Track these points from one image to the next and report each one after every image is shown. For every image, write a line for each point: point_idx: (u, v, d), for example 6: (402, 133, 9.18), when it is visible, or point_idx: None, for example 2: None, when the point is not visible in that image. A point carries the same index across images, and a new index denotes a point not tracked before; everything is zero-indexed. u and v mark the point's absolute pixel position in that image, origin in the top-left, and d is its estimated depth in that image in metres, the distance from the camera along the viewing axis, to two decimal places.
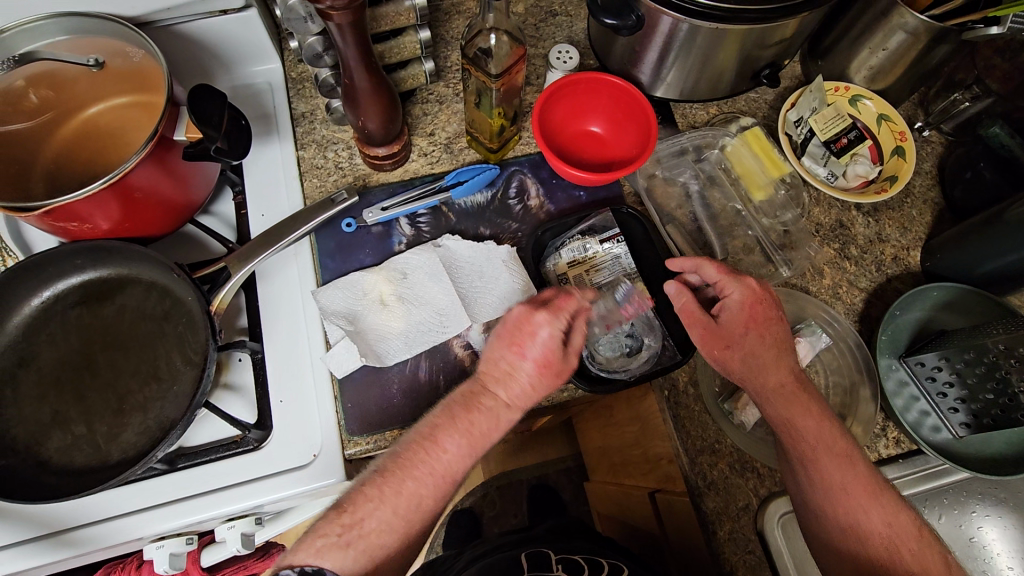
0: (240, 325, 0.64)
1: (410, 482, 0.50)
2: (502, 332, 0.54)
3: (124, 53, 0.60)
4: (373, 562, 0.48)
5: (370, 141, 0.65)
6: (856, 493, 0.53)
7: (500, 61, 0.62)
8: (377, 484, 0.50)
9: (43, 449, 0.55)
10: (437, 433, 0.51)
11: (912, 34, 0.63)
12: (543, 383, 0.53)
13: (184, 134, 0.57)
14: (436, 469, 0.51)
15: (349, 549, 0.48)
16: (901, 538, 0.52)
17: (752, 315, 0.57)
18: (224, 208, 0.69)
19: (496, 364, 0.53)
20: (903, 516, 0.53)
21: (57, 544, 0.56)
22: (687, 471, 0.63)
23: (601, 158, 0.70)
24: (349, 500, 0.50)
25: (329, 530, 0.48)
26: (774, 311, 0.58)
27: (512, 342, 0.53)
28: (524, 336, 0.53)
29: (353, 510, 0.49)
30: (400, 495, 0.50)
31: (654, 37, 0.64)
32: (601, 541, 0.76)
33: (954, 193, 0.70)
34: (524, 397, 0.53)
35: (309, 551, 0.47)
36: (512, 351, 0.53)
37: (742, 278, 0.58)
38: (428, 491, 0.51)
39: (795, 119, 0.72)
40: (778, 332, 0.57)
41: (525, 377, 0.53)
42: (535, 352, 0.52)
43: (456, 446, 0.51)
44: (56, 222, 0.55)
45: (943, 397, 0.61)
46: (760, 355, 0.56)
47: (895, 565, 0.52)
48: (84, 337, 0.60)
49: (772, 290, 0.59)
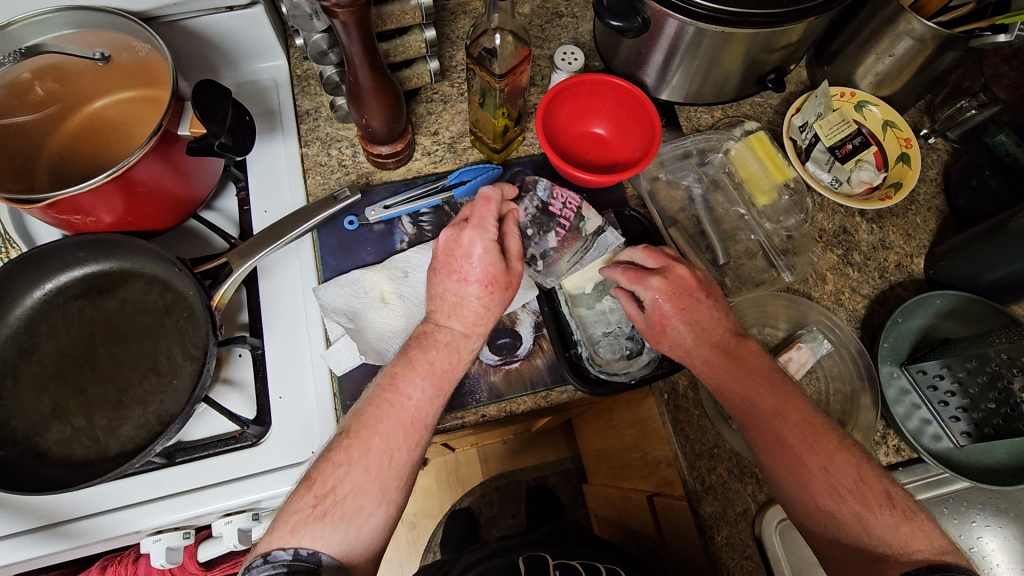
0: (241, 321, 0.64)
1: (378, 439, 0.49)
2: (437, 267, 0.57)
3: (130, 48, 0.61)
4: (355, 525, 0.47)
5: (374, 139, 0.65)
6: (790, 437, 0.51)
7: (505, 61, 0.62)
8: (343, 448, 0.49)
9: (42, 441, 0.55)
10: (396, 381, 0.52)
11: (919, 40, 0.63)
12: (497, 297, 0.56)
13: (189, 129, 0.57)
14: (403, 419, 0.51)
15: (326, 519, 0.46)
16: (841, 481, 0.49)
17: (669, 308, 0.56)
18: (227, 203, 0.70)
19: (440, 299, 0.56)
20: (843, 456, 0.50)
21: (55, 536, 0.56)
22: (686, 475, 0.63)
23: (605, 160, 0.70)
24: (317, 471, 0.48)
25: (302, 503, 0.47)
26: (693, 297, 0.57)
27: (450, 270, 0.56)
28: (459, 262, 0.56)
29: (323, 481, 0.48)
30: (368, 454, 0.49)
31: (660, 39, 0.64)
32: (599, 545, 0.76)
33: (959, 201, 0.70)
34: (477, 320, 0.56)
35: (285, 530, 0.45)
36: (453, 279, 0.56)
37: (647, 279, 0.57)
38: (396, 445, 0.50)
39: (800, 124, 0.72)
40: (703, 314, 0.56)
41: (476, 300, 0.56)
42: (473, 274, 0.55)
43: (419, 391, 0.52)
44: (60, 214, 0.55)
45: (944, 405, 0.60)
46: (684, 344, 0.56)
47: (840, 507, 0.48)
48: (86, 330, 0.60)
49: (683, 276, 0.57)
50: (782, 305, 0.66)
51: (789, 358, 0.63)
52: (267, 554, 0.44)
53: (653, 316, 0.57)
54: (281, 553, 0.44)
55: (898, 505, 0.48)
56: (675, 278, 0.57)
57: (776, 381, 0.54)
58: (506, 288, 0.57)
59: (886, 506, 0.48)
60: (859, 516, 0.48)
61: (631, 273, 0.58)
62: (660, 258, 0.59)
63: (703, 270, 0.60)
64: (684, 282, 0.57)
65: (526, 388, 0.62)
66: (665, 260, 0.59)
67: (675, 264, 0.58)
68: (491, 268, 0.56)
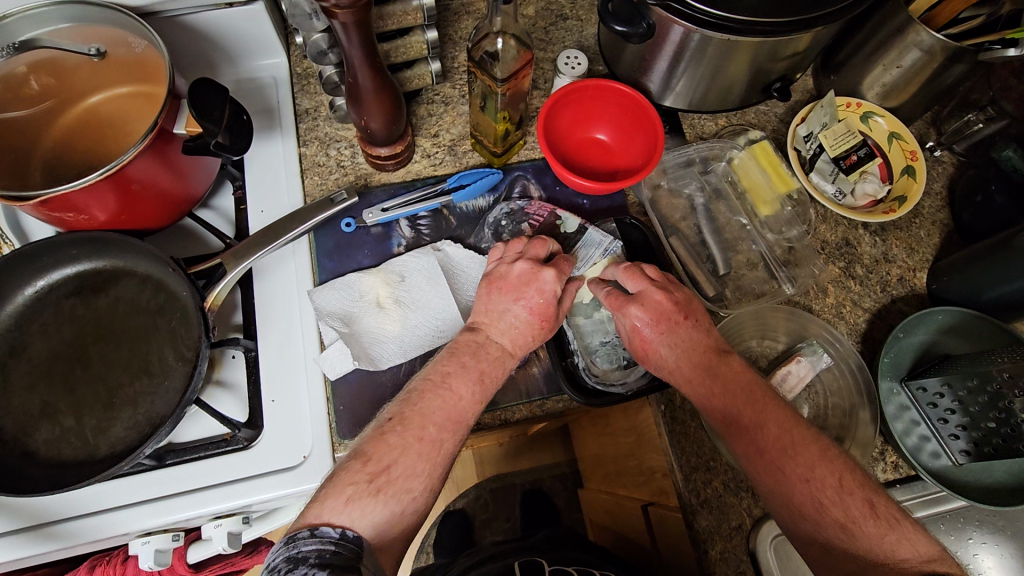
0: (234, 322, 0.63)
1: (432, 428, 0.51)
2: (500, 289, 0.58)
3: (126, 42, 0.60)
4: (402, 505, 0.48)
5: (373, 140, 0.65)
6: (770, 449, 0.50)
7: (507, 65, 0.61)
8: (397, 432, 0.50)
9: (31, 441, 0.55)
10: (448, 379, 0.53)
11: (927, 52, 0.62)
12: (544, 332, 0.58)
13: (184, 128, 0.56)
14: (453, 415, 0.52)
15: (379, 495, 0.47)
16: (821, 491, 0.48)
17: (649, 334, 0.57)
18: (224, 202, 0.69)
19: (498, 317, 0.57)
20: (824, 466, 0.49)
21: (42, 537, 0.56)
22: (682, 487, 0.62)
23: (607, 167, 0.69)
24: (371, 448, 0.49)
25: (357, 477, 0.47)
26: (672, 323, 0.57)
27: (518, 296, 0.57)
28: (530, 291, 0.57)
29: (379, 458, 0.48)
30: (422, 440, 0.50)
31: (665, 46, 0.63)
32: (594, 551, 0.75)
33: (964, 215, 0.69)
34: (525, 342, 0.57)
35: (338, 500, 0.46)
36: (519, 304, 0.57)
37: (625, 307, 0.58)
38: (447, 435, 0.51)
39: (805, 134, 0.71)
40: (682, 336, 0.57)
41: (528, 324, 0.57)
42: (538, 305, 0.57)
43: (469, 393, 0.53)
44: (52, 212, 0.54)
45: (944, 423, 0.59)
46: (666, 365, 0.57)
47: (820, 514, 0.47)
48: (78, 329, 0.59)
49: (661, 303, 0.57)
50: (783, 318, 0.66)
51: (789, 371, 0.62)
52: (314, 528, 0.44)
53: (634, 341, 0.58)
54: (329, 530, 0.44)
55: (881, 513, 0.46)
56: (651, 304, 0.57)
57: (759, 397, 0.53)
58: (551, 329, 0.58)
59: (869, 516, 0.46)
60: (843, 524, 0.47)
61: (613, 298, 0.59)
62: (638, 281, 0.59)
63: (681, 289, 0.59)
64: (660, 306, 0.57)
65: (522, 397, 0.62)
66: (642, 283, 0.59)
67: (652, 288, 0.58)
68: (551, 309, 0.57)
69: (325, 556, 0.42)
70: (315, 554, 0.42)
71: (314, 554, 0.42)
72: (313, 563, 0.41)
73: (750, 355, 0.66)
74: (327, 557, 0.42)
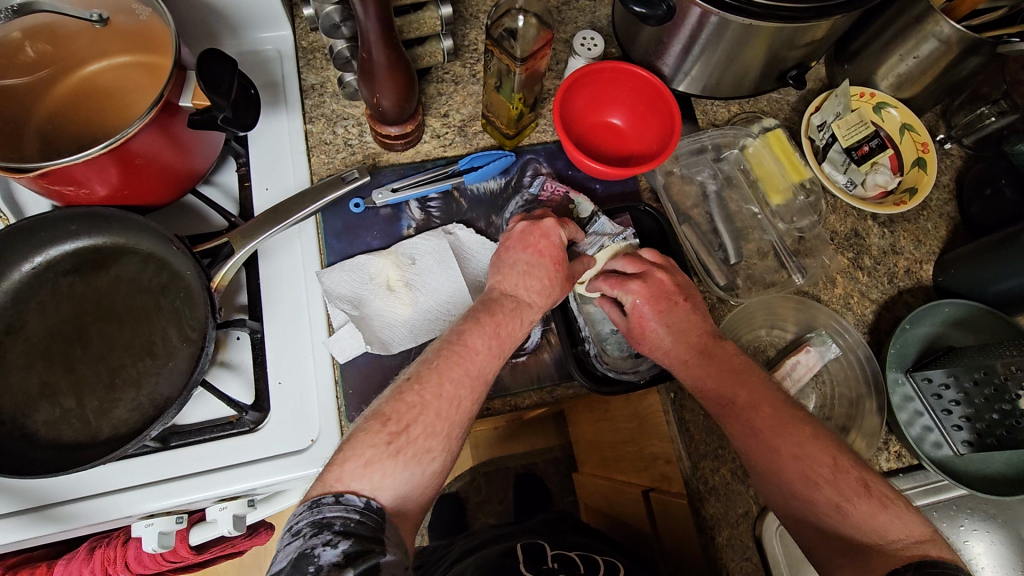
0: (239, 303, 0.62)
1: (449, 385, 0.50)
2: (509, 245, 0.59)
3: (128, 10, 0.56)
4: (422, 466, 0.48)
5: (383, 118, 0.63)
6: (766, 428, 0.51)
7: (525, 45, 0.59)
8: (414, 391, 0.50)
9: (31, 421, 0.53)
10: (464, 336, 0.53)
11: (945, 43, 0.61)
12: (559, 276, 0.58)
13: (190, 100, 0.55)
14: (470, 370, 0.52)
15: (398, 457, 0.47)
16: (816, 469, 0.49)
17: (649, 312, 0.58)
18: (227, 178, 0.67)
19: (510, 270, 0.58)
20: (813, 444, 0.49)
21: (42, 520, 0.55)
22: (688, 476, 0.64)
23: (620, 152, 0.68)
24: (390, 408, 0.49)
25: (377, 439, 0.47)
26: (677, 297, 0.59)
27: (526, 245, 0.59)
28: (537, 239, 0.59)
29: (398, 418, 0.48)
30: (440, 398, 0.50)
31: (682, 29, 0.62)
32: (593, 535, 0.75)
33: (971, 208, 0.70)
34: (542, 288, 0.57)
35: (359, 463, 0.45)
36: (528, 252, 0.58)
37: (626, 284, 0.59)
38: (465, 392, 0.51)
39: (819, 123, 0.71)
40: (680, 318, 0.58)
41: (542, 271, 0.58)
42: (546, 249, 0.58)
43: (486, 346, 0.53)
44: (51, 184, 0.52)
45: (948, 414, 0.60)
46: (662, 348, 0.58)
47: (815, 496, 0.48)
48: (76, 307, 0.57)
49: (663, 275, 0.59)
50: (792, 308, 0.66)
51: (797, 361, 0.63)
52: (339, 495, 0.44)
53: (633, 321, 0.59)
54: (354, 498, 0.44)
55: (873, 493, 0.47)
56: (654, 282, 0.59)
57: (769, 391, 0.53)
58: (566, 276, 0.59)
59: (857, 490, 0.47)
60: (838, 506, 0.47)
61: (612, 279, 0.60)
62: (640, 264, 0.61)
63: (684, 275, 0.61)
64: (662, 286, 0.59)
65: (532, 383, 0.62)
66: (643, 265, 0.60)
67: (654, 269, 0.60)
68: (560, 252, 0.59)
69: (349, 525, 0.42)
70: (340, 521, 0.42)
71: (339, 521, 0.42)
72: (338, 531, 0.41)
73: (758, 344, 0.66)
74: (350, 526, 0.42)
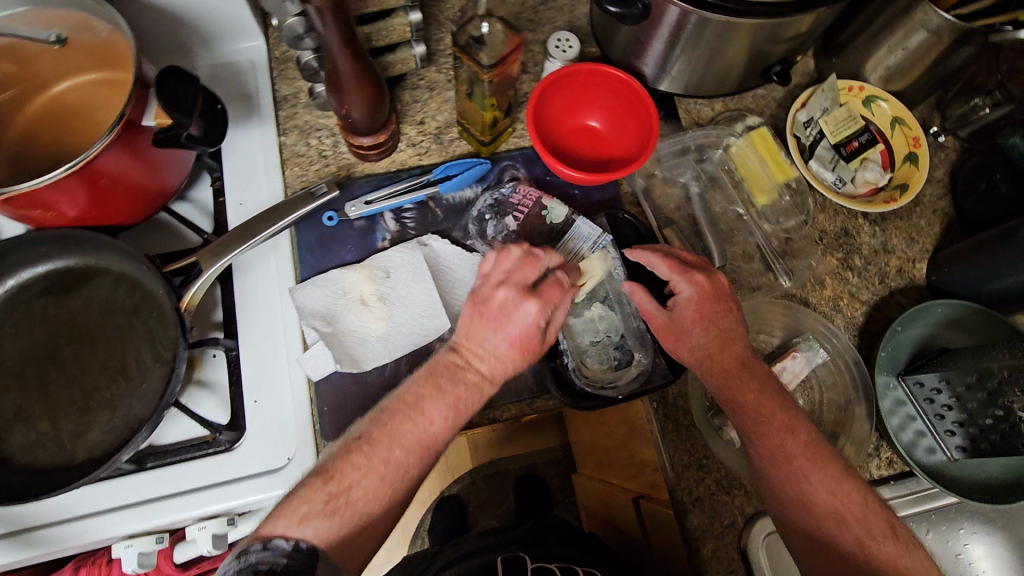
0: (214, 321, 0.61)
1: (398, 451, 0.47)
2: (483, 314, 0.52)
3: (90, 28, 0.56)
4: (384, 496, 0.47)
5: (354, 130, 0.62)
6: (798, 456, 0.51)
7: (494, 50, 0.59)
8: (362, 454, 0.47)
9: (6, 446, 0.53)
10: (422, 403, 0.49)
11: (934, 33, 0.59)
12: (525, 358, 0.53)
13: (154, 119, 0.54)
14: (420, 440, 0.48)
15: (335, 514, 0.44)
16: None
17: (699, 309, 0.56)
18: (202, 194, 0.66)
19: (478, 346, 0.52)
20: None
21: (22, 544, 0.55)
22: (672, 485, 0.61)
23: (600, 156, 0.67)
24: (335, 467, 0.46)
25: (315, 496, 0.45)
26: (726, 304, 0.57)
27: (498, 327, 0.52)
28: (510, 319, 0.52)
29: (340, 478, 0.46)
30: (387, 463, 0.47)
31: (660, 28, 0.60)
32: (580, 546, 0.73)
33: (966, 203, 0.67)
34: (505, 369, 0.52)
35: (293, 517, 0.43)
36: (498, 336, 0.52)
37: (691, 274, 0.56)
38: (413, 460, 0.48)
39: (805, 120, 0.68)
40: (729, 321, 0.56)
41: (509, 353, 0.52)
42: (520, 336, 0.52)
43: (440, 418, 0.49)
44: (18, 209, 0.52)
45: (941, 419, 0.58)
46: (707, 342, 0.55)
47: None
48: (50, 330, 0.57)
49: (722, 282, 0.58)
50: (779, 312, 0.64)
51: (783, 367, 0.61)
52: (266, 540, 0.42)
53: (684, 311, 0.56)
54: (282, 542, 0.42)
55: None
56: (714, 281, 0.57)
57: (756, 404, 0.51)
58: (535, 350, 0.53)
59: None
60: None
61: (670, 264, 0.57)
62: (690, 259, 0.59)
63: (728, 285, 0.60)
64: (720, 288, 0.57)
65: (512, 395, 0.61)
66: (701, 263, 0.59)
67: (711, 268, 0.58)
68: (534, 338, 0.52)
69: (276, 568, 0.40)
70: (266, 564, 0.41)
71: (265, 563, 0.40)
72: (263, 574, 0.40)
73: None
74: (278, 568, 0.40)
